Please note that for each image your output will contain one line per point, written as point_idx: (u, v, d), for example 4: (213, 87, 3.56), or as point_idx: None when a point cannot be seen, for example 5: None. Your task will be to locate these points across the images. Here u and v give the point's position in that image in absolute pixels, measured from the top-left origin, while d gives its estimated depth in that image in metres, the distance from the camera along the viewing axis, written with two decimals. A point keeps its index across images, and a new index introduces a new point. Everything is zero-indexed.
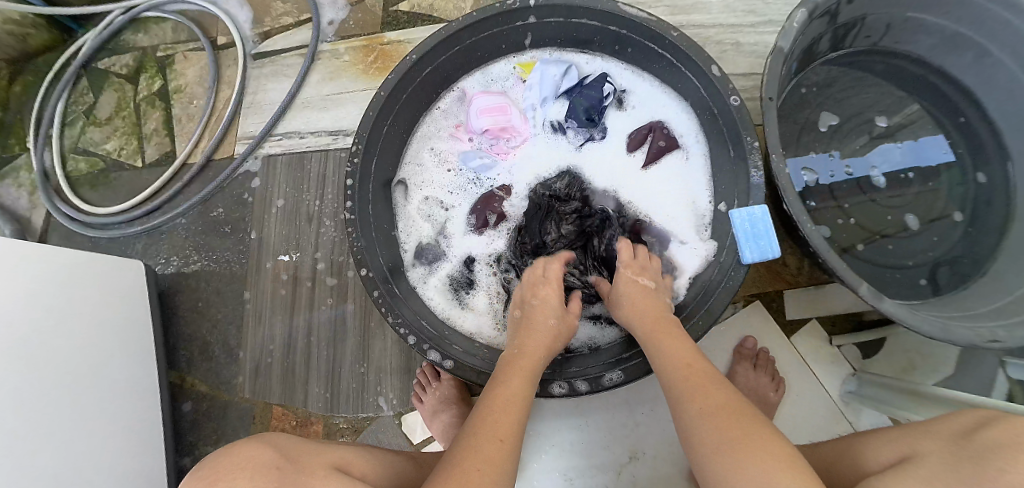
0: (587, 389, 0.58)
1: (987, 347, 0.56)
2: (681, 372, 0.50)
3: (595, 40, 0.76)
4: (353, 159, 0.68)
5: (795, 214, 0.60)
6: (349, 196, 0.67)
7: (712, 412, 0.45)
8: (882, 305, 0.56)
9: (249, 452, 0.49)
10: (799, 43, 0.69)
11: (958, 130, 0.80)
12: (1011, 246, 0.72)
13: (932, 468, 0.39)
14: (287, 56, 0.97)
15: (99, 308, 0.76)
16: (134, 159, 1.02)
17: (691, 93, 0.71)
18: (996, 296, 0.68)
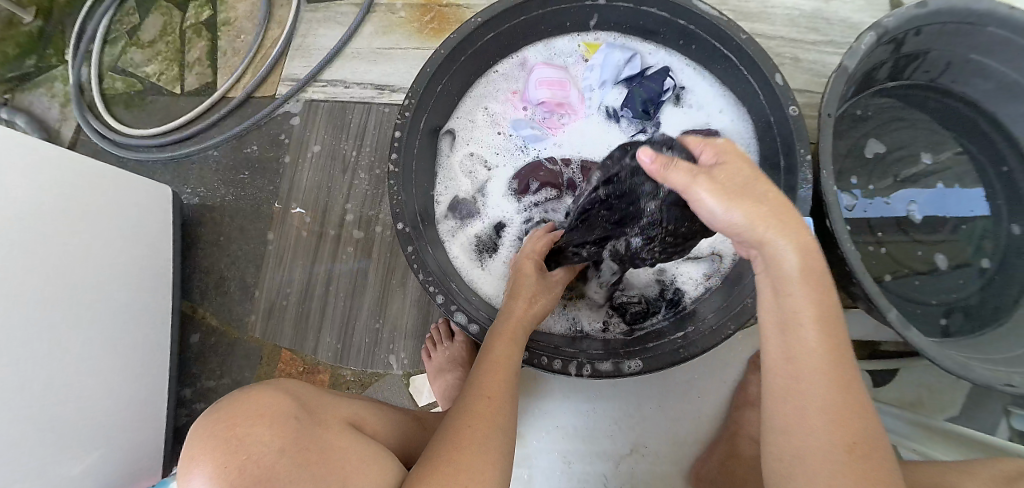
0: (607, 371, 0.58)
1: (1002, 390, 0.60)
2: (822, 357, 0.39)
3: (660, 31, 0.76)
4: (404, 112, 0.67)
5: (838, 232, 0.61)
6: (393, 147, 0.67)
7: (844, 448, 0.36)
8: (908, 332, 0.58)
9: (268, 398, 0.44)
10: (863, 66, 0.70)
11: (1000, 180, 0.81)
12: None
13: None
14: (342, 5, 0.96)
15: (104, 237, 0.74)
16: (172, 86, 1.01)
17: (750, 99, 0.71)
18: (1012, 345, 0.69)
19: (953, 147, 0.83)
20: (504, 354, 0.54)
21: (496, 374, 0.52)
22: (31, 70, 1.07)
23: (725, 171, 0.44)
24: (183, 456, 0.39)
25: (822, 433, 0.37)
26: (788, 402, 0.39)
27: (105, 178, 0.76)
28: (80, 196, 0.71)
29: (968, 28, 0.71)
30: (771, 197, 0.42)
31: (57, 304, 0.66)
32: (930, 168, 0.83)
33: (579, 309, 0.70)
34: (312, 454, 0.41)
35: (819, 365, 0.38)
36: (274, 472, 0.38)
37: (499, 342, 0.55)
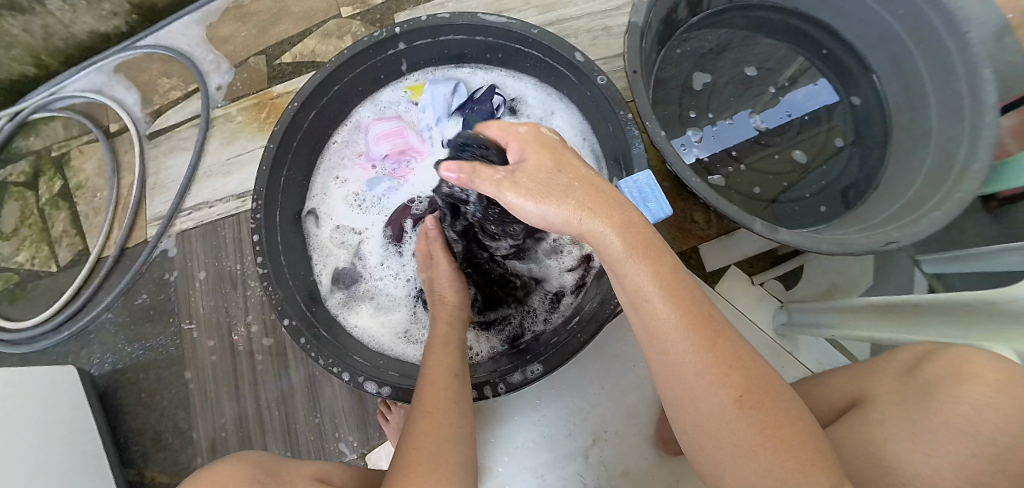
0: (519, 381, 0.60)
1: (885, 250, 0.65)
2: (678, 321, 0.40)
3: (468, 53, 0.79)
4: (255, 215, 0.68)
5: (680, 171, 0.65)
6: (257, 253, 0.67)
7: (729, 386, 0.38)
8: (777, 236, 0.63)
9: (223, 474, 0.43)
10: (655, 14, 0.75)
11: (827, 61, 0.91)
12: (900, 150, 0.82)
13: (887, 396, 0.45)
14: (182, 130, 0.97)
15: (27, 434, 0.71)
16: (48, 266, 0.99)
17: (567, 85, 0.75)
18: (876, 209, 0.77)
19: (777, 48, 0.91)
20: (445, 364, 0.55)
21: (440, 384, 0.52)
22: None
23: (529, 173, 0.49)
24: None
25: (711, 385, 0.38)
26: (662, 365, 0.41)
27: (12, 380, 0.73)
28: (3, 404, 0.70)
29: None
30: (574, 183, 0.47)
31: None
32: (759, 77, 0.89)
33: (487, 332, 0.72)
34: None
35: (677, 321, 0.40)
36: None
37: (434, 381, 0.52)
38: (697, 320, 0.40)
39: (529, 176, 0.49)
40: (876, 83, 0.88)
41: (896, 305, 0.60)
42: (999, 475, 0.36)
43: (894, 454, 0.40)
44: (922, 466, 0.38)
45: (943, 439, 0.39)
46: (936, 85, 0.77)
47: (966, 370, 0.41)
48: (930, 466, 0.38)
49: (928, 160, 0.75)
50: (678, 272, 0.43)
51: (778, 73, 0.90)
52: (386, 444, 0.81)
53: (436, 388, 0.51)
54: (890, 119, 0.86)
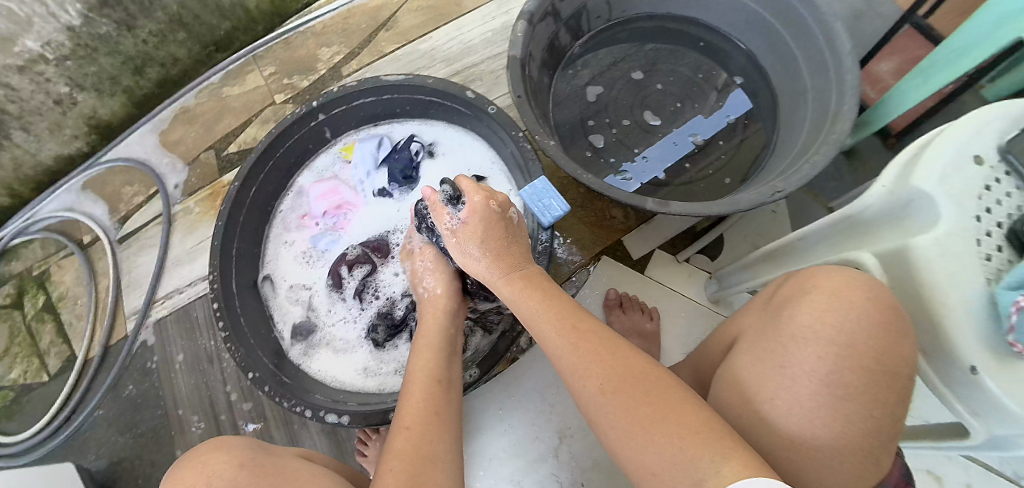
0: (460, 386, 0.69)
1: (771, 200, 0.74)
2: (568, 350, 0.55)
3: (381, 112, 0.89)
4: (212, 285, 0.76)
5: (573, 172, 0.75)
6: (218, 318, 0.74)
7: (615, 390, 0.50)
8: (665, 208, 0.72)
9: (227, 438, 0.54)
10: (535, 45, 0.86)
11: (706, 51, 1.01)
12: (788, 114, 0.92)
13: (751, 338, 0.59)
14: (148, 229, 1.06)
15: None
16: (40, 376, 1.05)
17: (470, 121, 0.84)
18: (775, 168, 0.85)
19: (659, 51, 1.01)
20: (425, 371, 0.59)
21: (420, 394, 0.56)
22: None
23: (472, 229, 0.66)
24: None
25: (589, 384, 0.52)
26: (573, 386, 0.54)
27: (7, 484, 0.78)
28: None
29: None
30: (499, 247, 0.66)
31: None
32: (646, 78, 0.98)
33: None
34: (270, 468, 0.52)
35: (562, 342, 0.56)
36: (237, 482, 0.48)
37: (414, 390, 0.57)
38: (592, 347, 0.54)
39: (473, 234, 0.66)
40: (752, 56, 0.99)
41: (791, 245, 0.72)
42: (849, 372, 0.50)
43: (764, 389, 0.53)
44: (782, 383, 0.52)
45: (795, 353, 0.52)
46: (801, 51, 0.88)
47: (801, 293, 0.57)
48: (787, 380, 0.52)
49: (809, 115, 0.86)
50: (568, 314, 0.59)
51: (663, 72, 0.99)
52: None
53: (417, 399, 0.55)
54: (775, 87, 0.96)
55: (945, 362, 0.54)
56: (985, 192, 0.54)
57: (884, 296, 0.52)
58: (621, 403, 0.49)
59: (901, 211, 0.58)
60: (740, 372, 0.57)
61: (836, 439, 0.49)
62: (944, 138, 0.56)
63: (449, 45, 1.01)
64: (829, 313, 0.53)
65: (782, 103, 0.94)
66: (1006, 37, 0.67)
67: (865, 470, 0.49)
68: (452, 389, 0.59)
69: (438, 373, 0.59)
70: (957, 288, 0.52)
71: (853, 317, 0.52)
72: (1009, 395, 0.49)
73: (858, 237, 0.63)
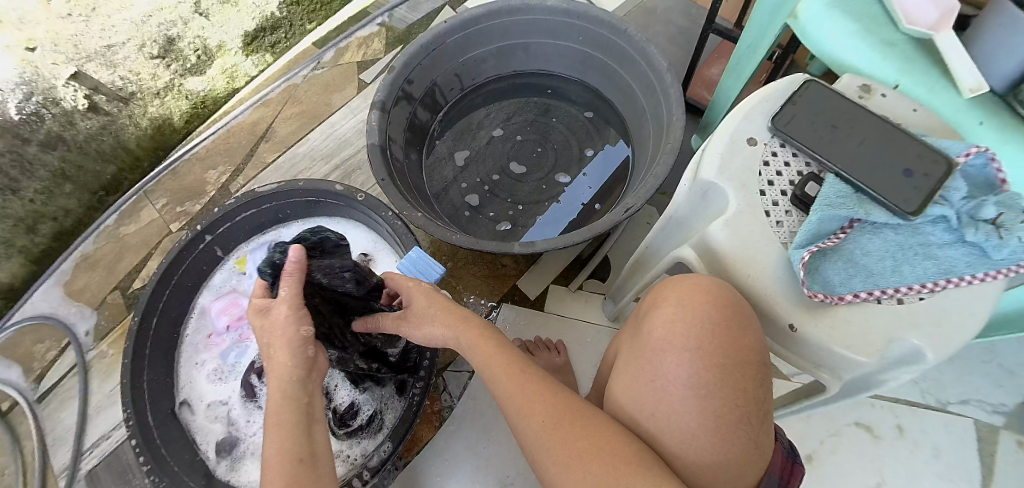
0: (377, 462, 0.73)
1: (626, 216, 0.80)
2: (513, 389, 0.61)
3: (266, 220, 0.95)
4: (127, 422, 0.77)
5: (444, 235, 0.80)
6: (138, 453, 0.75)
7: (553, 426, 0.56)
8: (534, 247, 0.78)
9: None
10: (394, 129, 0.95)
11: (557, 96, 1.14)
12: (636, 133, 1.03)
13: (627, 358, 0.64)
14: (65, 382, 1.06)
15: None
16: None
17: (348, 211, 0.93)
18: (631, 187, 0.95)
19: (512, 106, 1.13)
20: (286, 449, 0.52)
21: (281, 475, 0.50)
22: None
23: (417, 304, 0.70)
24: None
25: (532, 420, 0.57)
26: (516, 420, 0.59)
27: None
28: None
29: (463, 65, 1.05)
30: (440, 309, 0.69)
31: None
32: (507, 133, 1.10)
33: (358, 436, 0.83)
34: None
35: (508, 382, 0.61)
36: None
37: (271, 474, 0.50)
38: (533, 385, 0.60)
39: (416, 308, 0.70)
40: (597, 94, 1.11)
41: (648, 253, 0.76)
42: (704, 375, 0.54)
43: (642, 401, 0.57)
44: (655, 395, 0.56)
45: (662, 365, 0.57)
46: (633, 78, 0.99)
47: (659, 305, 0.62)
48: (658, 392, 0.56)
49: (651, 131, 0.97)
50: (511, 354, 0.64)
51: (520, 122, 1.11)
52: None
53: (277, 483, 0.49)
54: (621, 116, 1.08)
55: (774, 329, 0.58)
56: (764, 166, 0.62)
57: (721, 298, 0.57)
58: (560, 436, 0.55)
59: (704, 203, 0.64)
60: (620, 398, 0.61)
61: (710, 437, 0.52)
62: (716, 142, 0.64)
63: (325, 142, 1.11)
64: (678, 320, 0.58)
65: (631, 124, 1.05)
66: (779, 19, 0.75)
67: (745, 460, 0.52)
68: (319, 465, 0.53)
69: (299, 449, 0.53)
70: (760, 257, 0.57)
71: (695, 324, 0.56)
72: (830, 342, 0.53)
73: (687, 233, 0.68)
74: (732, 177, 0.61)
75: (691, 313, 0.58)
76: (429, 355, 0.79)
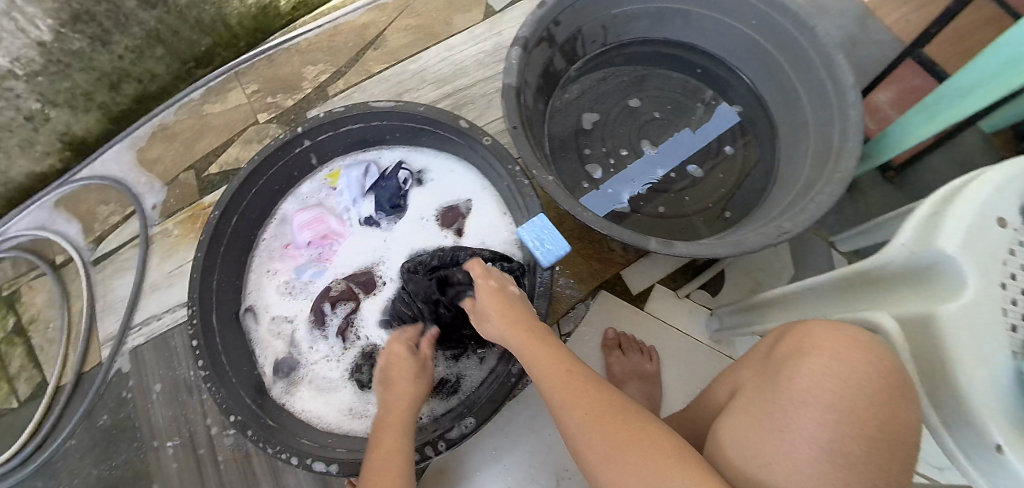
0: (457, 435, 0.67)
1: (780, 241, 0.72)
2: (558, 384, 0.55)
3: (370, 137, 0.86)
4: (190, 321, 0.73)
5: (571, 207, 0.71)
6: (197, 356, 0.72)
7: (604, 427, 0.49)
8: (671, 249, 0.71)
9: None
10: (530, 72, 0.84)
11: (703, 78, 1.01)
12: (788, 141, 0.90)
13: (750, 397, 0.53)
14: (124, 251, 1.02)
15: None
16: (9, 404, 1.00)
17: (462, 150, 0.83)
18: (775, 203, 0.84)
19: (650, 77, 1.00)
20: (385, 458, 0.56)
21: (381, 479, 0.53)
22: None
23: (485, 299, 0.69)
24: None
25: (576, 416, 0.51)
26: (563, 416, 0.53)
27: None
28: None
29: (611, 18, 0.93)
30: (502, 304, 0.66)
31: None
32: (642, 107, 0.97)
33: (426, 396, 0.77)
34: None
35: (555, 378, 0.56)
36: None
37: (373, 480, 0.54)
38: (581, 384, 0.54)
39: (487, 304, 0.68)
40: (752, 88, 0.97)
41: (779, 300, 0.72)
42: (843, 443, 0.44)
43: (753, 454, 0.47)
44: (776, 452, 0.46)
45: (793, 420, 0.46)
46: (804, 85, 0.85)
47: (801, 345, 0.51)
48: (780, 449, 0.45)
49: (810, 149, 0.83)
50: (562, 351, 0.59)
51: (657, 97, 0.99)
52: None
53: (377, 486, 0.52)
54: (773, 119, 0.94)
55: (969, 446, 0.42)
56: (1013, 256, 0.44)
57: (886, 364, 0.47)
58: (611, 440, 0.47)
59: (926, 270, 0.48)
60: (725, 437, 0.52)
61: None
62: (976, 181, 0.46)
63: (440, 66, 1.00)
64: (829, 373, 0.47)
65: (782, 134, 0.92)
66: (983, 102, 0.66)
67: None
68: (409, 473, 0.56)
69: (394, 459, 0.56)
70: (986, 356, 0.42)
71: (850, 385, 0.46)
72: None
73: (870, 293, 0.56)
74: (977, 247, 0.44)
75: (846, 371, 0.47)
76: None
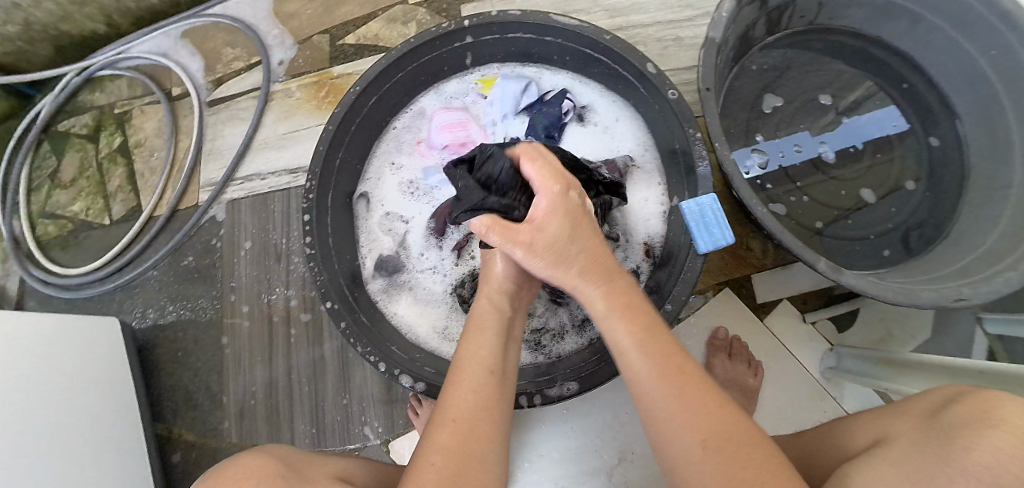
0: (557, 396, 0.63)
1: (955, 307, 0.62)
2: (657, 380, 0.44)
3: (536, 52, 0.79)
4: (308, 196, 0.69)
5: (744, 197, 0.64)
6: (307, 233, 0.68)
7: (712, 448, 0.38)
8: (841, 277, 0.61)
9: (247, 467, 0.46)
10: (733, 31, 0.73)
11: (905, 95, 0.87)
12: (973, 202, 0.78)
13: (903, 449, 0.42)
14: (242, 100, 0.98)
15: (62, 381, 0.73)
16: (101, 218, 1.02)
17: (634, 95, 0.74)
18: (953, 258, 0.73)
19: (843, 73, 0.88)
20: (479, 359, 0.49)
21: (473, 384, 0.47)
22: None
23: (546, 215, 0.49)
24: None
25: (673, 429, 0.41)
26: (652, 421, 0.43)
27: (60, 327, 0.77)
28: (49, 344, 0.73)
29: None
30: (586, 248, 0.50)
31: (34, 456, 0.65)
32: (833, 106, 0.87)
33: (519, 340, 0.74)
34: None
35: (648, 370, 0.45)
36: None
37: (464, 378, 0.48)
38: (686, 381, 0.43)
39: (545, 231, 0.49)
40: (958, 128, 0.83)
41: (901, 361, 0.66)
42: None
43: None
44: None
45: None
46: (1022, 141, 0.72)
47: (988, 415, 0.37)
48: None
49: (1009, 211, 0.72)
50: (666, 338, 0.47)
51: (848, 93, 0.87)
52: (410, 435, 0.81)
53: (467, 390, 0.47)
54: (968, 168, 0.80)
55: None
56: None
57: None
58: (713, 464, 0.38)
59: None
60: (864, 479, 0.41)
61: None
62: None
63: None
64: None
65: (974, 184, 0.79)
66: None
67: None
68: (504, 383, 0.50)
69: (493, 362, 0.50)
70: None
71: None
72: None
73: None
74: None
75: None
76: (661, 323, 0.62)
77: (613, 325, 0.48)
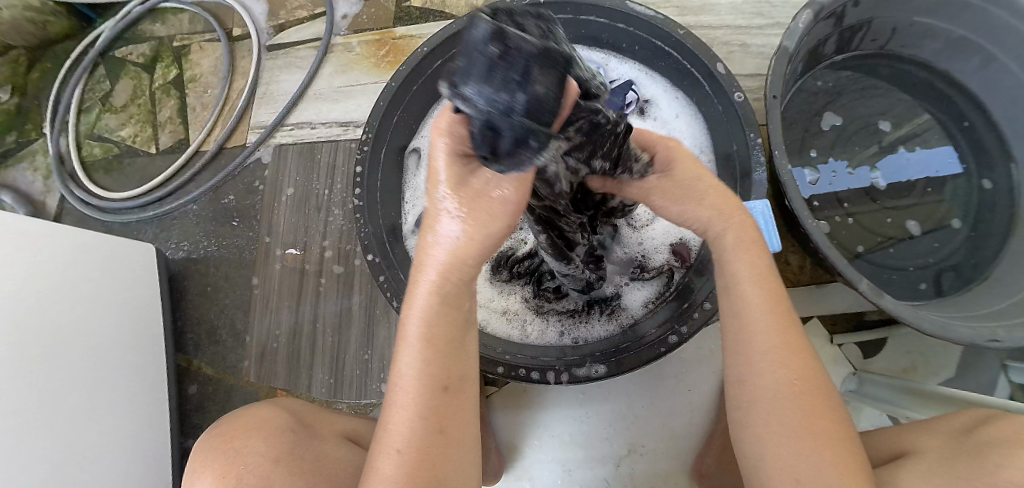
0: (583, 376, 0.63)
1: (987, 346, 0.60)
2: (770, 325, 0.42)
3: (604, 38, 0.79)
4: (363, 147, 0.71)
5: (797, 210, 0.62)
6: (356, 184, 0.70)
7: (800, 393, 0.39)
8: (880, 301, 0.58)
9: (259, 417, 0.52)
10: (807, 42, 0.72)
11: (963, 134, 0.85)
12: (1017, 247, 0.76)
13: (930, 462, 0.42)
14: (301, 48, 0.99)
15: (96, 295, 0.75)
16: (148, 146, 1.03)
17: (698, 93, 0.75)
18: (991, 301, 0.72)
19: (904, 102, 0.87)
20: (426, 370, 0.37)
21: (418, 407, 0.37)
22: (13, 147, 1.04)
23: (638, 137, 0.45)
24: (193, 471, 0.49)
25: (771, 375, 0.40)
26: (739, 350, 0.43)
27: (100, 243, 0.79)
28: (88, 258, 0.75)
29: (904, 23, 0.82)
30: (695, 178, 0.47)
31: (58, 363, 0.67)
32: (891, 134, 0.86)
33: (551, 321, 0.74)
34: (306, 464, 0.48)
35: (764, 319, 0.42)
36: (268, 478, 0.46)
37: (404, 400, 0.37)
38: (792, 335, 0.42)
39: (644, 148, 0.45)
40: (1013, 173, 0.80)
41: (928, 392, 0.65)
42: None
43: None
44: None
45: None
46: None
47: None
48: None
49: None
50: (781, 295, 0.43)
51: (905, 120, 0.87)
52: None
53: (410, 413, 0.37)
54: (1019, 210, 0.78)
55: None
56: None
57: None
58: (798, 410, 0.39)
59: None
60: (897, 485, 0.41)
61: None
62: None
63: None
64: None
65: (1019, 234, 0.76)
66: None
67: None
68: (465, 383, 0.40)
69: (446, 374, 0.38)
70: None
71: None
72: None
73: None
74: None
75: None
76: (701, 318, 0.61)
77: (744, 294, 0.43)
